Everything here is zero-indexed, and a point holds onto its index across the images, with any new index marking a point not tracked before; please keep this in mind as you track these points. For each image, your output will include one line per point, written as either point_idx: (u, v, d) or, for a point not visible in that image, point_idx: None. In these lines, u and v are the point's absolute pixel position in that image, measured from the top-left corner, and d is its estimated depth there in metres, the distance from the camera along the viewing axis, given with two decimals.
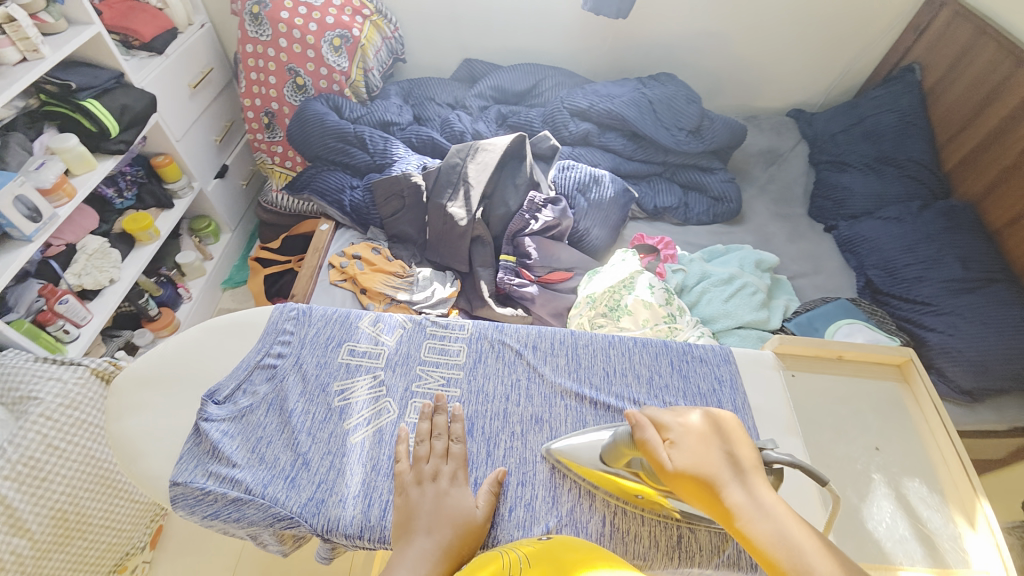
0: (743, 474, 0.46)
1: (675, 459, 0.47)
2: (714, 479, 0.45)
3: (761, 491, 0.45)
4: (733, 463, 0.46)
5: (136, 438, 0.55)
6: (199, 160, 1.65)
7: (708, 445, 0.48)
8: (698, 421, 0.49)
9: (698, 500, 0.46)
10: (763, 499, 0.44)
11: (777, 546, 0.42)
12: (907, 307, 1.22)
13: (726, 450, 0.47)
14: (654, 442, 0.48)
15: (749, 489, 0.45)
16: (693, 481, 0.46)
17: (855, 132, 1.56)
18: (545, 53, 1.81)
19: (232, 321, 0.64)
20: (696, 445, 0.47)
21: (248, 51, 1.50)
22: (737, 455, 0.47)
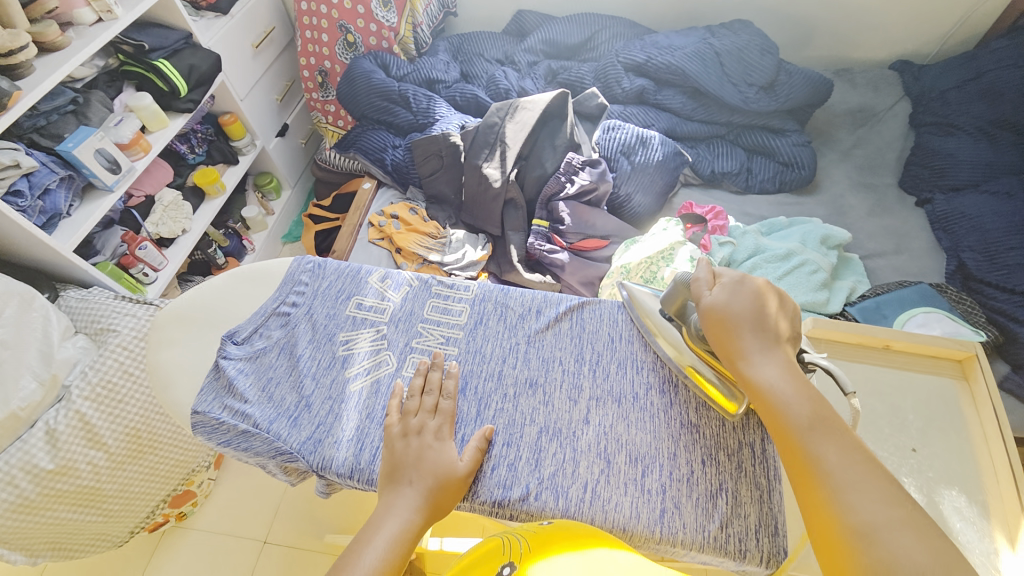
0: (767, 331, 0.49)
1: (713, 300, 0.52)
2: (738, 324, 0.50)
3: (780, 347, 0.48)
4: (764, 319, 0.50)
5: (169, 369, 0.62)
6: (262, 119, 1.75)
7: (748, 299, 0.51)
8: (756, 281, 0.52)
9: (716, 339, 0.51)
10: (777, 355, 0.48)
11: (765, 386, 0.46)
12: (1005, 298, 1.05)
13: (764, 311, 0.50)
14: (704, 280, 0.54)
15: (766, 343, 0.48)
16: (718, 319, 0.51)
17: (971, 89, 1.32)
18: (604, 1, 1.67)
19: (256, 269, 0.68)
20: (737, 296, 0.51)
21: (302, 8, 1.52)
22: (774, 319, 0.50)
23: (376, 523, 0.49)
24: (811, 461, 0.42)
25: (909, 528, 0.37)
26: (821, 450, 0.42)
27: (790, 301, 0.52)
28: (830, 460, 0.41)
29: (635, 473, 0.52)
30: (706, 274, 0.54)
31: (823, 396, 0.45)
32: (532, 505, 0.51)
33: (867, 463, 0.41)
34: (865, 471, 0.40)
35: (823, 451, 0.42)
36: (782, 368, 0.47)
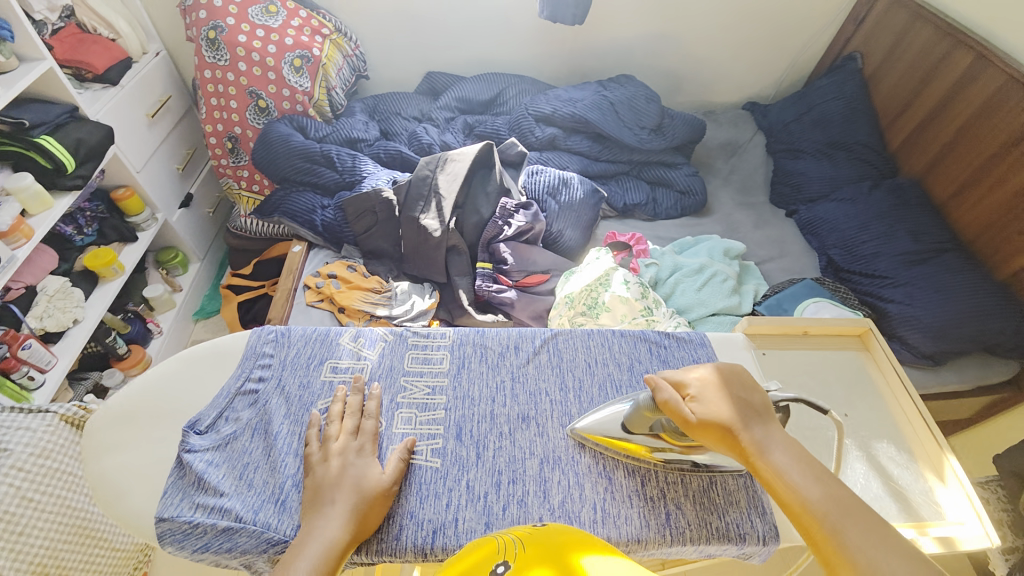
0: (762, 419, 0.52)
1: (697, 412, 0.52)
2: (732, 424, 0.51)
3: (778, 434, 0.51)
4: (755, 409, 0.53)
5: (115, 477, 0.54)
6: (162, 190, 1.62)
7: (727, 398, 0.53)
8: (716, 375, 0.54)
9: (718, 444, 0.52)
10: (779, 441, 0.51)
11: (782, 476, 0.49)
12: (867, 281, 1.28)
13: (748, 401, 0.53)
14: (676, 400, 0.53)
15: (767, 433, 0.51)
16: (713, 429, 0.51)
17: (806, 120, 1.63)
18: (507, 62, 1.84)
19: (207, 349, 0.63)
20: (717, 399, 0.53)
21: (206, 76, 1.49)
22: (760, 406, 0.53)
23: (296, 552, 0.47)
24: (849, 546, 0.43)
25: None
26: (856, 533, 0.44)
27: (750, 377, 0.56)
28: (864, 544, 0.43)
29: (635, 484, 0.56)
30: (673, 391, 0.53)
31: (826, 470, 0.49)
32: None
33: (897, 537, 0.43)
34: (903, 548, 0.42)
35: (858, 536, 0.43)
36: (789, 455, 0.50)
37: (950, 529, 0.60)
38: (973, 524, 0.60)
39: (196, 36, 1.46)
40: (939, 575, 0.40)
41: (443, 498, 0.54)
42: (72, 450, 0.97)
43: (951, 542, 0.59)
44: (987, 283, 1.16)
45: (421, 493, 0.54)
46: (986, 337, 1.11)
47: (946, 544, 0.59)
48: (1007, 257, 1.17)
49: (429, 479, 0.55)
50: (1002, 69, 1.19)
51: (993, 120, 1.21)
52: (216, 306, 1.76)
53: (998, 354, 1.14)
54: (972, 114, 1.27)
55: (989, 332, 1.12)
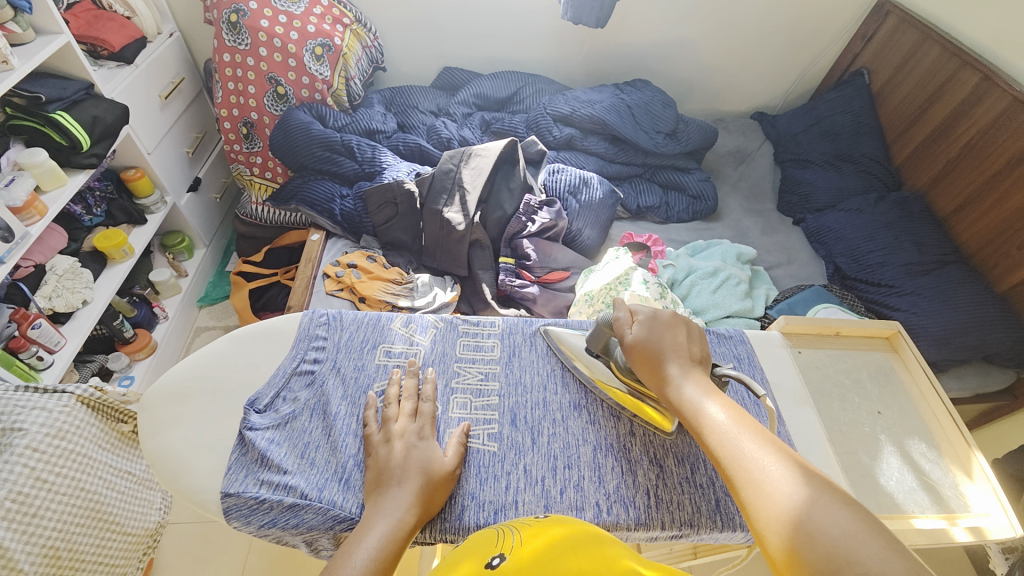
0: (682, 356, 0.55)
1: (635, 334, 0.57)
2: (659, 358, 0.54)
3: (695, 367, 0.54)
4: (679, 347, 0.55)
5: (176, 452, 0.56)
6: (172, 172, 1.59)
7: (668, 334, 0.56)
8: (667, 314, 0.57)
9: (647, 373, 0.55)
10: (697, 378, 0.53)
11: (693, 404, 0.51)
12: (873, 289, 1.32)
13: (679, 341, 0.56)
14: (625, 318, 0.58)
15: (685, 368, 0.54)
16: (643, 354, 0.55)
17: (814, 132, 1.69)
18: (524, 61, 1.86)
19: (258, 330, 0.66)
20: (660, 332, 0.56)
21: (225, 60, 1.46)
22: (688, 345, 0.56)
23: (363, 529, 0.47)
24: (744, 462, 0.46)
25: (827, 500, 0.41)
26: (745, 451, 0.47)
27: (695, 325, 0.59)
28: (754, 458, 0.46)
29: (685, 472, 0.58)
30: (626, 313, 0.58)
31: (739, 406, 0.51)
32: (607, 519, 0.54)
33: (781, 451, 0.46)
34: (783, 458, 0.45)
35: (755, 451, 0.46)
36: (704, 388, 0.52)
37: (978, 520, 0.65)
38: (998, 515, 0.65)
39: (217, 19, 1.44)
40: (809, 480, 0.43)
41: (501, 481, 0.55)
42: (90, 431, 0.92)
43: (980, 532, 0.63)
44: (988, 294, 1.21)
45: (479, 475, 0.56)
46: (988, 347, 1.16)
47: (975, 533, 0.64)
48: (1006, 270, 1.23)
49: (487, 462, 0.57)
50: (1008, 91, 1.25)
51: (999, 139, 1.27)
52: (222, 292, 1.73)
53: (997, 363, 1.19)
54: (978, 132, 1.32)
55: (990, 342, 1.16)
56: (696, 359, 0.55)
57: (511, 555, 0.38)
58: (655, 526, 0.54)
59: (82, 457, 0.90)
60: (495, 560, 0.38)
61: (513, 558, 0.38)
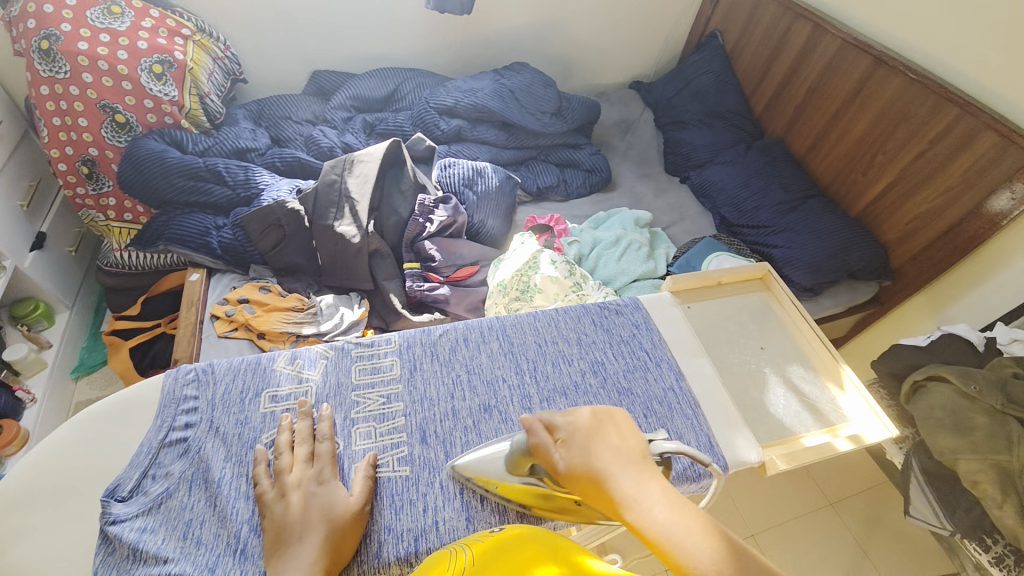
0: (636, 463, 0.49)
1: (565, 456, 0.50)
2: (605, 472, 0.47)
3: (648, 477, 0.47)
4: (621, 454, 0.49)
5: (28, 570, 0.51)
6: (4, 233, 1.34)
7: (597, 440, 0.50)
8: (586, 417, 0.52)
9: (592, 496, 0.48)
10: (638, 482, 0.47)
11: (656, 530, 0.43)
12: (754, 232, 1.45)
13: (612, 443, 0.50)
14: (547, 443, 0.51)
15: (637, 479, 0.46)
16: (584, 477, 0.48)
17: (684, 94, 1.80)
18: (398, 55, 1.78)
19: (111, 407, 0.61)
20: (586, 441, 0.50)
21: (42, 93, 1.25)
22: (624, 446, 0.50)
23: None
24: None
25: None
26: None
27: (628, 422, 0.54)
28: None
29: None
30: (546, 434, 0.52)
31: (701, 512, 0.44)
32: (530, 514, 0.56)
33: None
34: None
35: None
36: (654, 494, 0.45)
37: (856, 427, 0.72)
38: (872, 420, 0.73)
39: (25, 49, 1.23)
40: None
41: (418, 504, 0.55)
42: None
43: (859, 438, 0.71)
44: (844, 220, 1.37)
45: (394, 504, 0.55)
46: (851, 265, 1.31)
47: (855, 441, 0.71)
48: (856, 195, 1.40)
49: (400, 488, 0.56)
50: (836, 35, 1.40)
51: (834, 79, 1.43)
52: (100, 357, 1.51)
53: (860, 277, 1.35)
54: (818, 76, 1.48)
55: (852, 260, 1.32)
56: (648, 461, 0.50)
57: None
58: (578, 508, 0.57)
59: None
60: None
61: None
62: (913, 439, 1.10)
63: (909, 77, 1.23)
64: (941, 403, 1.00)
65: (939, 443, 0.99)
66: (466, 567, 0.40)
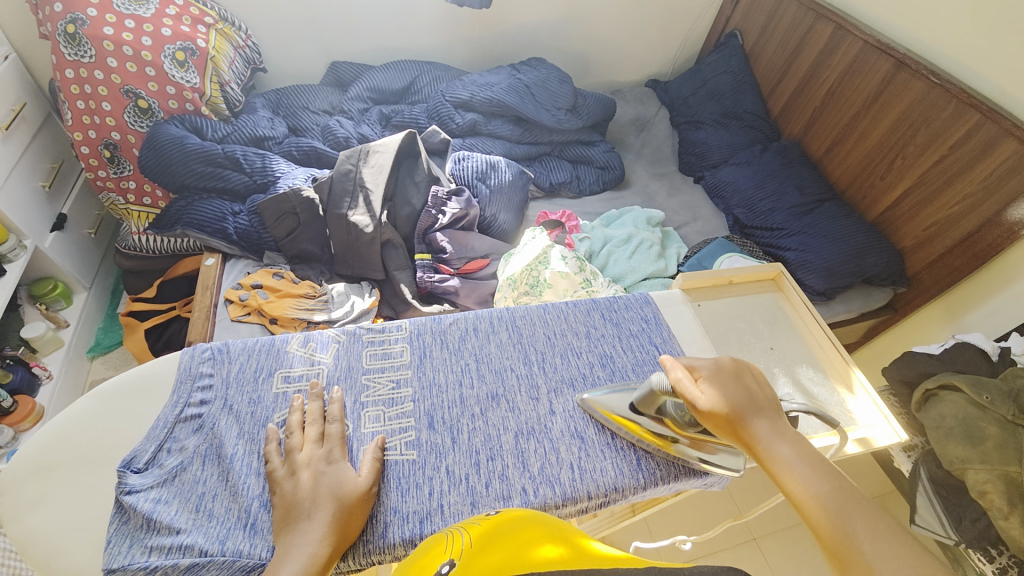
0: (764, 411, 0.54)
1: (706, 396, 0.55)
2: (742, 415, 0.53)
3: (782, 425, 0.53)
4: (757, 402, 0.55)
5: (50, 533, 0.53)
6: (29, 213, 1.38)
7: (734, 385, 0.55)
8: (729, 362, 0.58)
9: (719, 428, 0.55)
10: (764, 429, 0.52)
11: (774, 462, 0.51)
12: (767, 234, 1.44)
13: (753, 390, 0.55)
14: (685, 379, 0.56)
15: (771, 426, 0.53)
16: (717, 414, 0.54)
17: (701, 94, 1.79)
18: (416, 49, 1.79)
19: (132, 379, 0.63)
20: (726, 382, 0.55)
21: (68, 77, 1.28)
22: (762, 392, 0.56)
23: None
24: (850, 545, 0.43)
25: None
26: (853, 531, 0.44)
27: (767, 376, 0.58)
28: (863, 537, 0.43)
29: (606, 439, 0.63)
30: (682, 372, 0.57)
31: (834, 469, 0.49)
32: (535, 502, 0.56)
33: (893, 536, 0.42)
34: (878, 534, 0.43)
35: (848, 519, 0.45)
36: (776, 434, 0.52)
37: (865, 431, 0.71)
38: (882, 424, 0.72)
39: (52, 33, 1.26)
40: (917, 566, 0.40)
41: (424, 488, 0.56)
42: None
43: (867, 442, 0.70)
44: (861, 224, 1.35)
45: (400, 486, 0.56)
46: (866, 270, 1.29)
47: (863, 444, 0.70)
48: (874, 200, 1.38)
49: (407, 471, 0.57)
50: (858, 36, 1.37)
51: (854, 81, 1.41)
52: (117, 337, 1.55)
53: (875, 283, 1.34)
54: (837, 78, 1.46)
55: (867, 265, 1.30)
56: (775, 408, 0.55)
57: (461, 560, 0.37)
58: (582, 497, 0.58)
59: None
60: (445, 569, 0.36)
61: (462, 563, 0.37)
62: (922, 448, 1.09)
63: (932, 81, 1.20)
64: (953, 412, 0.98)
65: (948, 452, 0.98)
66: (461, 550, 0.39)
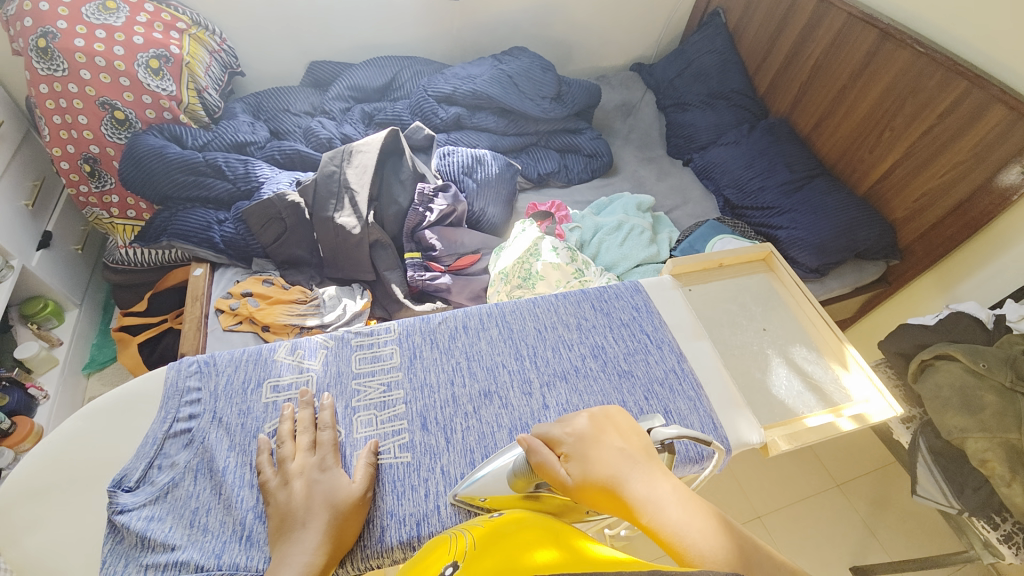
0: (639, 467, 0.48)
1: (575, 473, 0.48)
2: (618, 478, 0.46)
3: (659, 478, 0.47)
4: (629, 458, 0.48)
5: (43, 557, 0.52)
6: (14, 233, 1.36)
7: (602, 446, 0.49)
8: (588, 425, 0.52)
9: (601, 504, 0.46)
10: (645, 486, 0.46)
11: (666, 528, 0.43)
12: (758, 213, 1.43)
13: (620, 448, 0.50)
14: (551, 461, 0.49)
15: (646, 478, 0.46)
16: (595, 490, 0.46)
17: (686, 75, 1.77)
18: (396, 44, 1.76)
19: (118, 397, 0.62)
20: (590, 448, 0.49)
21: (42, 92, 1.25)
22: (628, 447, 0.50)
23: None
24: None
25: None
26: None
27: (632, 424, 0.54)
28: None
29: None
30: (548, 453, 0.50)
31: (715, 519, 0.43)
32: None
33: None
34: None
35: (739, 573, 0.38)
36: (658, 489, 0.45)
37: (860, 407, 0.71)
38: (877, 399, 0.72)
39: (23, 48, 1.23)
40: None
41: (419, 490, 0.56)
42: None
43: (863, 417, 0.70)
44: (851, 199, 1.35)
45: (396, 490, 0.55)
46: (858, 245, 1.29)
47: (858, 420, 0.70)
48: (864, 173, 1.37)
49: (402, 474, 0.57)
50: (843, 8, 1.36)
51: (840, 55, 1.39)
52: (112, 353, 1.53)
53: (868, 257, 1.33)
54: (822, 52, 1.44)
55: (859, 240, 1.29)
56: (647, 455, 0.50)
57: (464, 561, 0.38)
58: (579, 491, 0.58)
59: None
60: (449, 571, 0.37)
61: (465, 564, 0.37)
62: (921, 419, 1.09)
63: (917, 50, 1.19)
64: (949, 382, 0.99)
65: (947, 422, 0.98)
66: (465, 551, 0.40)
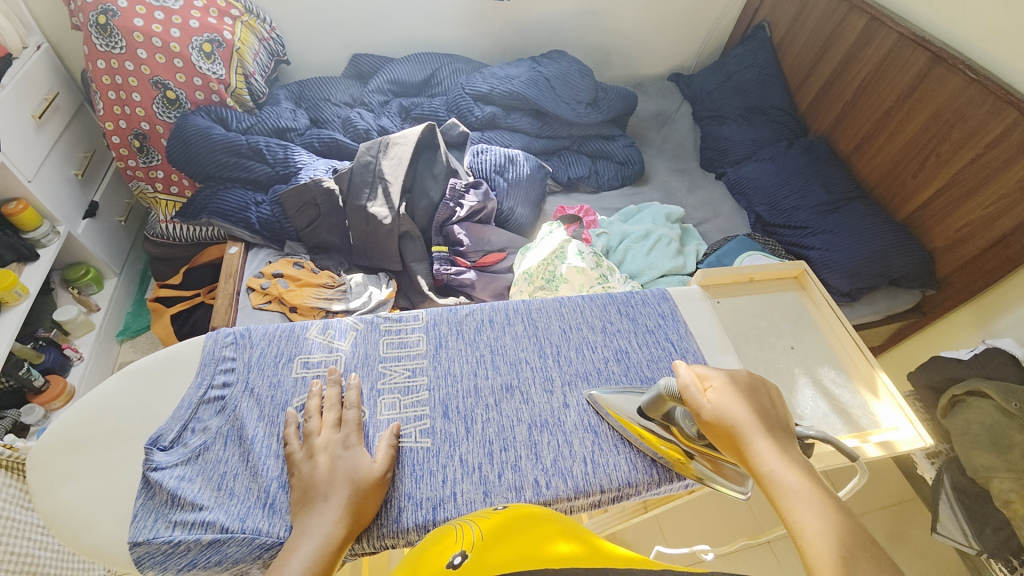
0: (778, 432, 0.52)
1: (714, 405, 0.54)
2: (749, 428, 0.52)
3: (790, 447, 0.51)
4: (771, 421, 0.53)
5: (78, 506, 0.55)
6: (62, 200, 1.43)
7: (747, 401, 0.54)
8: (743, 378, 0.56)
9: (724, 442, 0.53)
10: (771, 446, 0.50)
11: (782, 486, 0.48)
12: (791, 233, 1.40)
13: (765, 409, 0.54)
14: (695, 389, 0.55)
15: (780, 443, 0.51)
16: (724, 427, 0.53)
17: (725, 88, 1.74)
18: (437, 41, 1.79)
19: (158, 361, 0.65)
20: (735, 396, 0.54)
21: (99, 68, 1.31)
22: (774, 410, 0.55)
23: (286, 554, 0.47)
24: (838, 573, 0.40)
25: None
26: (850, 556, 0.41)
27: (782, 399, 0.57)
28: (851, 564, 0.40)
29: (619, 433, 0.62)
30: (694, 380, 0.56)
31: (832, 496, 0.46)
32: (546, 494, 0.57)
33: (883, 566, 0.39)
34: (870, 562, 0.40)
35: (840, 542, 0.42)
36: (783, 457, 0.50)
37: (887, 435, 0.69)
38: (906, 428, 0.70)
39: (83, 23, 1.29)
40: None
41: (438, 475, 0.57)
42: (3, 493, 0.87)
43: (889, 445, 0.68)
44: (890, 224, 1.31)
45: (414, 473, 0.57)
46: (893, 271, 1.25)
47: (885, 447, 0.68)
48: (904, 199, 1.33)
49: (421, 459, 0.58)
50: (894, 29, 1.32)
51: (887, 77, 1.36)
52: (144, 322, 1.60)
53: (903, 285, 1.29)
54: (869, 73, 1.41)
55: (895, 266, 1.26)
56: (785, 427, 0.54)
57: (473, 551, 0.38)
58: (594, 491, 0.58)
59: (6, 520, 0.87)
60: (457, 560, 0.37)
61: (474, 553, 0.37)
62: (947, 455, 1.05)
63: (969, 77, 1.16)
64: (979, 419, 0.95)
65: (974, 460, 0.95)
66: (473, 542, 0.40)
